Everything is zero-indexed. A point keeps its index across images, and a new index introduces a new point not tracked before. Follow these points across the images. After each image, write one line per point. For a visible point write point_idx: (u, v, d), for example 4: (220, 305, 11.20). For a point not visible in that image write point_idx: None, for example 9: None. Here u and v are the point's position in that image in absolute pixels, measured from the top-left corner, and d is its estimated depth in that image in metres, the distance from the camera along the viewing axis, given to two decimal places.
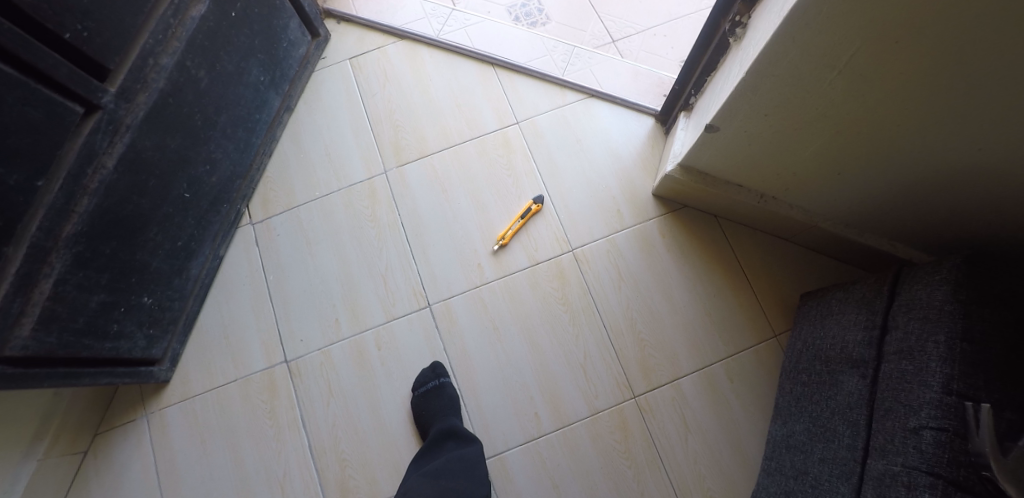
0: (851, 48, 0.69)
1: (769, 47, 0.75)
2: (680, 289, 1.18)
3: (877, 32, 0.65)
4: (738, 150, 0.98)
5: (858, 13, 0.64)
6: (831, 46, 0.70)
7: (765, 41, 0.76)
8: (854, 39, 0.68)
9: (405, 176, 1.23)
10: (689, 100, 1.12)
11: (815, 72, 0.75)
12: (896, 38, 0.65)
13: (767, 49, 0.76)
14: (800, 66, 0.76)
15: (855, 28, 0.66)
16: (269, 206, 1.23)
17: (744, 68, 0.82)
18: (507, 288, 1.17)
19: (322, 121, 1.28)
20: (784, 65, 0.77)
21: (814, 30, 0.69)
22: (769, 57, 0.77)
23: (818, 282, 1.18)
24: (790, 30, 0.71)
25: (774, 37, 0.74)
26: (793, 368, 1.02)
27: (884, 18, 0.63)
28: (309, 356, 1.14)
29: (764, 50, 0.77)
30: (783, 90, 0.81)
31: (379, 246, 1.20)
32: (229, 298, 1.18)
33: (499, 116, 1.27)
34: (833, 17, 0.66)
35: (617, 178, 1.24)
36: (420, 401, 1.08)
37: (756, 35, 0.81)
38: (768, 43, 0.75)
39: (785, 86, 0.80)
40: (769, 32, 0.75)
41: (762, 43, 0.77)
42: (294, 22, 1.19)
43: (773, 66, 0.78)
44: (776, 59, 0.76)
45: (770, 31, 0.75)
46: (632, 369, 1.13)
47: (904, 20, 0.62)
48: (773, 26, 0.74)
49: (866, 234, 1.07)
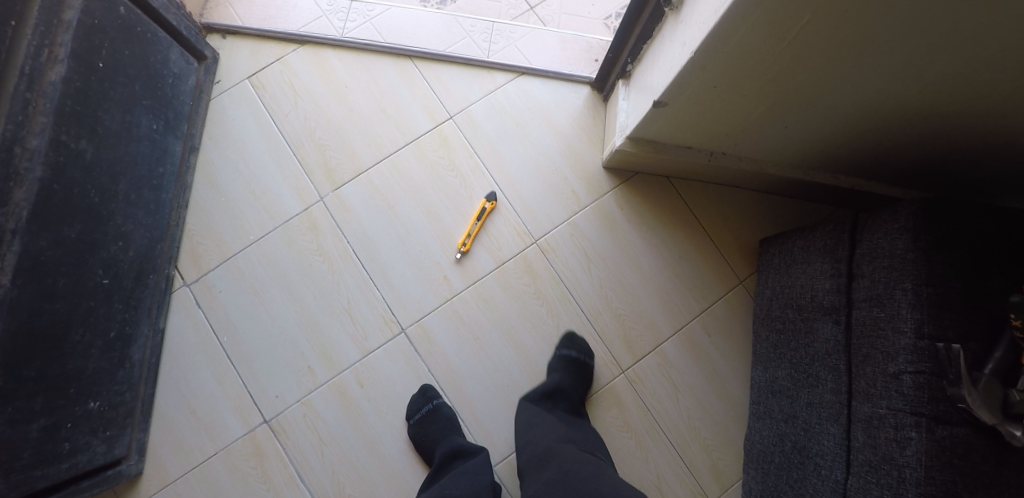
0: (800, 19, 0.67)
1: (717, 27, 0.72)
2: (647, 258, 1.18)
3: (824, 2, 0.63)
4: (687, 117, 0.96)
5: None
6: (780, 20, 0.68)
7: (712, 22, 0.73)
8: (804, 12, 0.65)
9: (344, 199, 1.14)
10: (627, 68, 1.08)
11: (763, 43, 0.73)
12: (845, 8, 0.63)
13: (716, 30, 0.73)
14: (750, 41, 0.73)
15: (806, 2, 0.64)
16: (201, 262, 1.11)
17: (692, 48, 0.79)
18: (478, 295, 1.13)
19: (236, 155, 1.15)
20: (733, 41, 0.74)
21: (764, 7, 0.66)
22: (718, 36, 0.74)
23: (772, 221, 1.22)
24: (738, 10, 0.68)
25: (721, 18, 0.70)
26: (767, 316, 1.06)
27: None
28: (290, 410, 1.08)
29: (712, 30, 0.73)
30: (731, 61, 0.78)
31: (335, 280, 1.12)
32: (184, 370, 1.08)
33: (430, 113, 1.19)
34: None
35: (565, 157, 1.19)
36: (419, 429, 1.05)
37: (700, 11, 0.77)
38: (716, 24, 0.72)
39: (733, 58, 0.77)
40: (716, 13, 0.71)
41: (710, 23, 0.74)
42: (174, 51, 1.04)
43: (721, 43, 0.75)
44: (725, 37, 0.73)
45: (717, 11, 0.71)
46: (617, 346, 1.15)
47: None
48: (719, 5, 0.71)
49: (811, 172, 1.11)
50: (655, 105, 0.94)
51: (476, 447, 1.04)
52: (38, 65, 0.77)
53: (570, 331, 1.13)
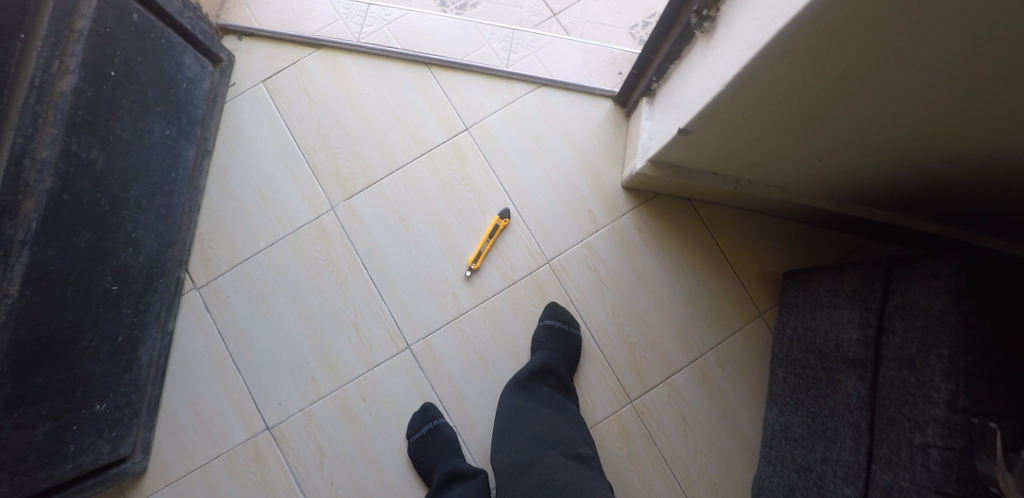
0: (846, 57, 0.60)
1: (752, 62, 0.66)
2: (663, 284, 1.13)
3: (873, 41, 0.56)
4: (713, 145, 0.90)
5: (854, 26, 0.55)
6: (822, 57, 0.61)
7: (748, 57, 0.67)
8: (851, 50, 0.59)
9: (355, 209, 1.13)
10: (652, 86, 1.02)
11: (801, 79, 0.66)
12: (898, 49, 0.57)
13: (751, 63, 0.66)
14: (786, 77, 0.67)
15: (855, 41, 0.57)
16: (211, 266, 1.12)
17: (723, 81, 0.73)
18: (486, 314, 1.10)
19: (250, 160, 1.15)
20: (768, 76, 0.67)
21: (805, 44, 0.60)
22: (752, 71, 0.68)
23: (799, 252, 1.15)
24: (776, 46, 0.62)
25: (758, 54, 0.64)
26: (786, 357, 1.00)
27: (884, 30, 0.54)
28: (292, 419, 1.08)
29: (746, 65, 0.67)
30: (764, 93, 0.72)
31: (343, 291, 1.11)
32: (192, 372, 1.09)
33: (445, 124, 1.16)
34: (829, 32, 0.57)
35: (583, 174, 1.15)
36: (417, 448, 1.03)
37: (733, 39, 0.71)
38: (751, 60, 0.66)
39: (767, 90, 0.71)
40: (752, 49, 0.65)
41: (745, 58, 0.67)
42: (188, 56, 1.05)
43: (754, 77, 0.69)
44: (760, 73, 0.67)
45: (752, 46, 0.65)
46: (626, 375, 1.10)
47: (912, 31, 0.54)
48: (755, 37, 0.64)
49: (845, 204, 1.03)
50: (679, 133, 0.89)
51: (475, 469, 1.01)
52: (48, 76, 0.77)
53: (554, 301, 1.11)
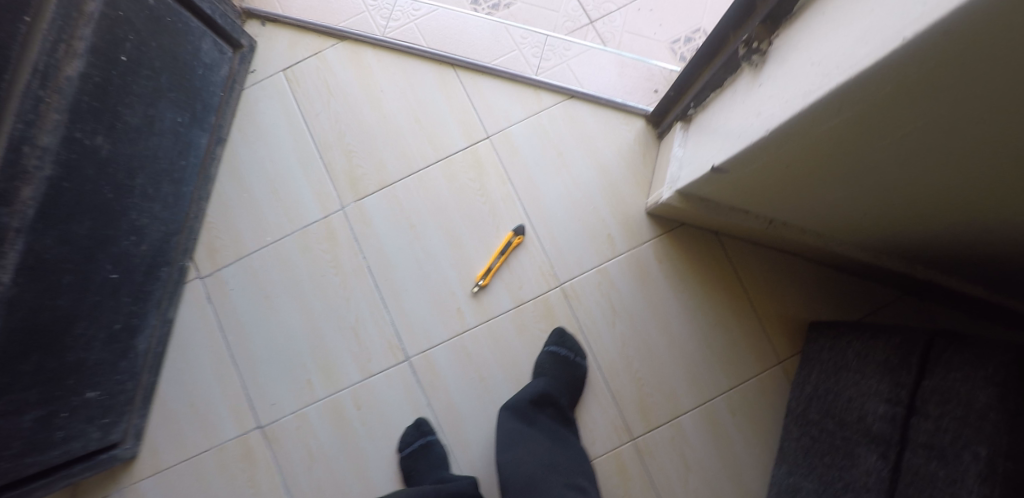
0: (909, 124, 0.52)
1: (800, 113, 0.57)
2: (678, 321, 1.07)
3: (948, 111, 0.48)
4: (747, 187, 0.83)
5: (930, 93, 0.46)
6: (883, 122, 0.53)
7: (796, 105, 0.57)
8: (917, 118, 0.50)
9: (365, 211, 1.10)
10: (688, 112, 0.94)
11: (854, 139, 0.58)
12: (976, 125, 0.48)
13: (799, 115, 0.57)
14: (836, 136, 0.58)
15: (924, 112, 0.49)
16: (217, 256, 1.10)
17: (765, 126, 0.64)
18: (490, 334, 1.06)
19: (264, 151, 1.13)
20: (815, 133, 0.59)
21: (862, 106, 0.51)
22: (799, 122, 0.58)
23: (828, 300, 1.08)
24: (828, 105, 0.53)
25: (807, 106, 0.55)
26: (803, 414, 0.94)
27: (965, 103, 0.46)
28: (285, 420, 1.06)
29: (793, 115, 0.58)
30: (808, 148, 0.64)
31: (346, 295, 1.08)
32: (189, 362, 1.08)
33: (465, 130, 1.11)
34: (892, 96, 0.48)
35: (606, 196, 1.08)
36: (407, 463, 1.01)
37: (781, 80, 0.62)
38: (799, 110, 0.56)
39: (812, 146, 0.63)
40: (803, 98, 0.56)
41: (792, 106, 0.58)
42: (206, 41, 1.02)
43: (800, 130, 0.60)
44: (807, 126, 0.58)
45: (803, 95, 0.56)
46: (630, 411, 1.06)
47: (997, 109, 0.45)
48: (806, 85, 0.55)
49: (885, 257, 0.95)
50: (710, 170, 0.80)
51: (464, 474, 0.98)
52: (53, 60, 0.74)
53: (561, 327, 1.06)
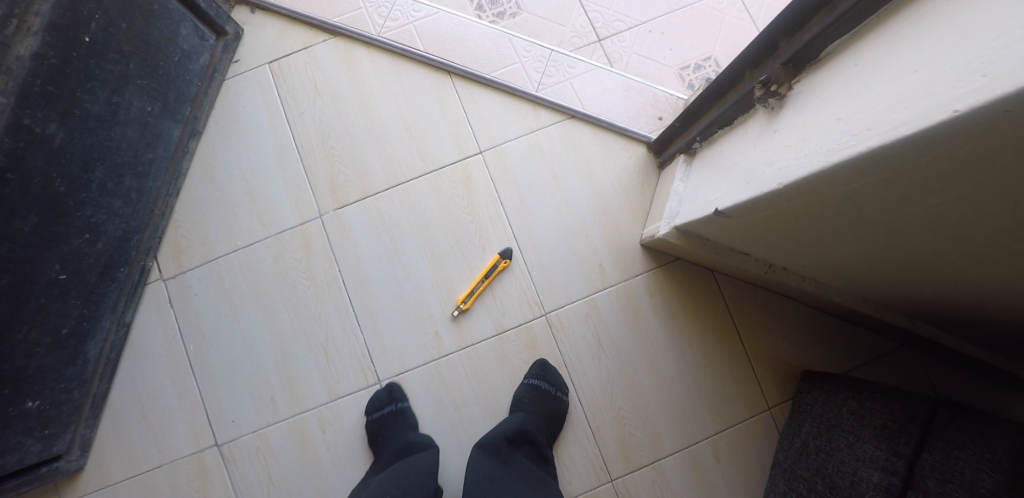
0: (942, 195, 0.47)
1: (819, 171, 0.51)
2: (666, 359, 1.03)
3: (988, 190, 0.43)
4: (750, 233, 0.78)
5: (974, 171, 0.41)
6: (909, 194, 0.48)
7: (818, 161, 0.51)
8: (952, 191, 0.45)
9: (344, 221, 1.03)
10: (693, 145, 0.89)
11: (874, 205, 0.53)
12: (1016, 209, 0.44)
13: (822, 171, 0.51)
14: (857, 197, 0.53)
15: (958, 189, 0.44)
16: (182, 258, 1.02)
17: (781, 178, 0.57)
18: (468, 361, 1.00)
19: (241, 147, 1.05)
20: (834, 192, 0.54)
21: (891, 173, 0.46)
22: (815, 181, 0.53)
23: (822, 347, 1.04)
24: (854, 168, 0.48)
25: (831, 165, 0.49)
26: (790, 469, 0.90)
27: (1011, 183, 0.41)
28: (243, 439, 0.99)
29: (811, 173, 0.53)
30: (822, 206, 0.59)
31: (318, 310, 1.01)
32: (145, 370, 1.00)
33: (458, 143, 1.06)
34: (928, 168, 0.43)
35: (600, 224, 1.03)
36: (374, 429, 0.96)
37: (799, 130, 0.56)
38: (821, 169, 0.51)
39: (827, 204, 0.58)
40: (826, 155, 0.50)
41: (813, 162, 0.52)
42: (186, 27, 0.94)
43: (819, 187, 0.54)
44: (826, 185, 0.53)
45: (827, 151, 0.50)
46: (610, 450, 1.00)
47: None
48: (830, 139, 0.50)
49: (885, 310, 0.92)
50: (714, 213, 0.75)
51: (432, 441, 0.94)
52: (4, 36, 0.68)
53: (544, 360, 1.00)
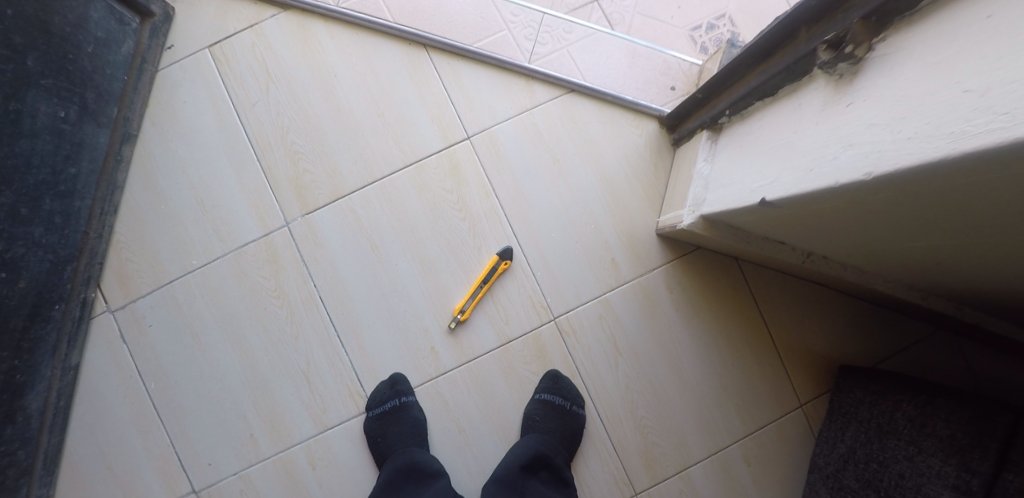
0: None
1: (934, 162, 0.39)
2: (690, 360, 0.92)
3: None
4: (797, 223, 0.66)
5: None
6: None
7: (935, 148, 0.38)
8: None
9: (316, 228, 0.90)
10: (720, 119, 0.76)
11: (992, 204, 0.42)
12: None
13: (938, 159, 0.38)
14: (974, 192, 0.41)
15: None
16: (131, 285, 0.89)
17: (869, 167, 0.45)
18: (471, 378, 0.88)
19: (187, 152, 0.91)
20: (945, 186, 0.41)
21: None
22: (921, 175, 0.41)
23: (857, 336, 0.95)
24: (990, 161, 0.35)
25: (958, 156, 0.36)
26: (835, 478, 0.82)
27: None
28: (224, 483, 0.87)
29: (919, 163, 0.40)
30: (915, 203, 0.47)
31: (294, 332, 0.88)
32: (102, 415, 0.88)
33: (441, 129, 0.91)
34: None
35: (609, 213, 0.91)
36: (376, 426, 0.86)
37: (890, 104, 0.43)
38: (941, 159, 0.38)
39: (924, 202, 0.46)
40: (951, 140, 0.37)
41: (926, 149, 0.39)
42: (97, 8, 0.78)
43: (925, 180, 0.41)
44: (933, 178, 0.41)
45: (945, 140, 0.37)
46: (634, 463, 0.91)
47: None
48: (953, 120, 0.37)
49: (931, 297, 0.83)
50: (758, 203, 0.62)
51: (440, 466, 0.83)
52: None
53: (557, 371, 0.89)
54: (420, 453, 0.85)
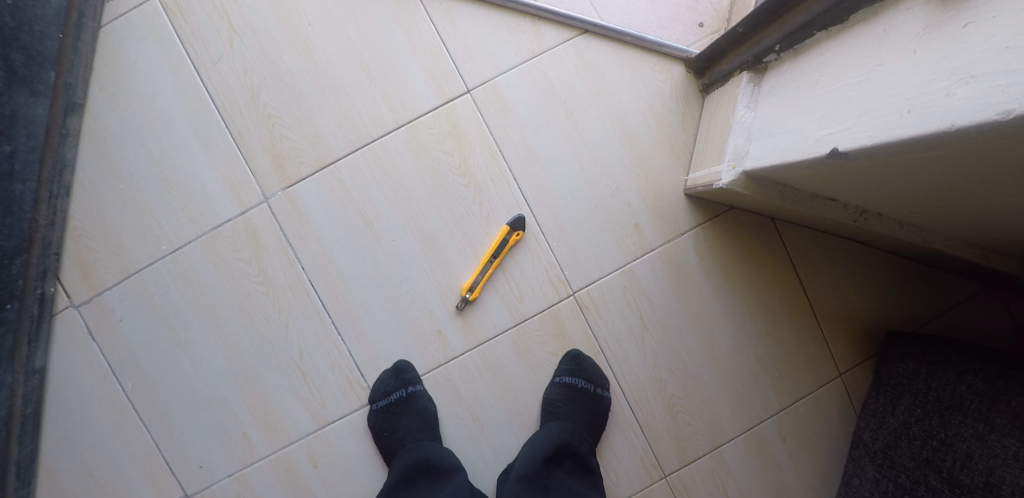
0: None
1: None
2: (722, 330, 0.82)
3: None
4: (865, 175, 0.55)
5: None
6: None
7: None
8: None
9: (299, 202, 0.79)
10: (767, 57, 0.65)
11: None
12: None
13: None
14: None
15: None
16: (94, 277, 0.79)
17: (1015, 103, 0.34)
18: (484, 363, 0.80)
19: (144, 121, 0.79)
20: None
21: None
22: None
23: (903, 296, 0.82)
24: None
25: None
26: (884, 455, 0.72)
27: None
28: (218, 487, 0.79)
29: None
30: None
31: (283, 321, 0.79)
32: (77, 420, 0.79)
33: (436, 82, 0.80)
34: None
35: (631, 172, 0.81)
36: (382, 420, 0.78)
37: None
38: None
39: None
40: None
41: None
42: None
43: None
44: None
45: None
46: (662, 444, 0.81)
47: None
48: None
49: (993, 255, 0.71)
50: (828, 154, 0.52)
51: (456, 461, 0.76)
52: None
53: (578, 351, 0.80)
54: (432, 447, 0.77)
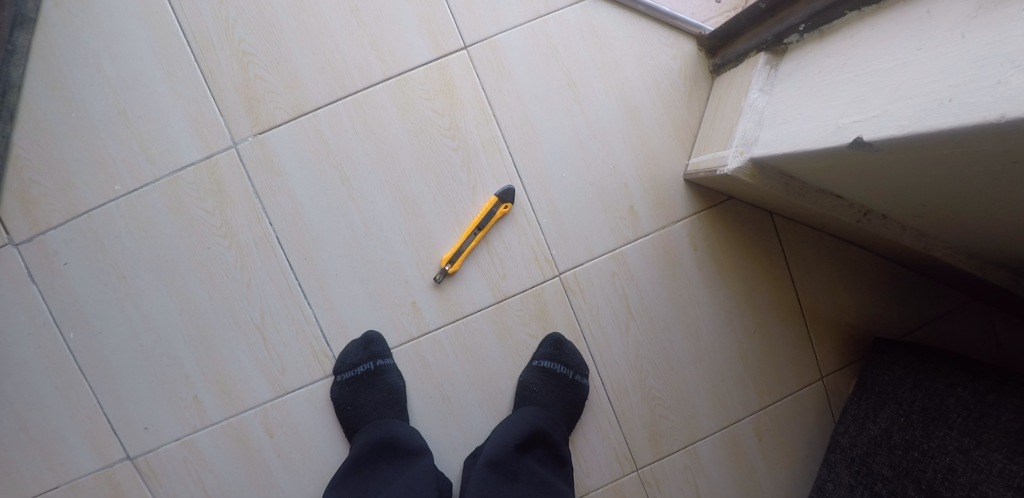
0: None
1: None
2: (709, 324, 0.79)
3: None
4: (883, 172, 0.52)
5: None
6: None
7: None
8: None
9: (271, 152, 0.72)
10: (789, 38, 0.61)
11: None
12: None
13: None
14: None
15: None
16: (37, 213, 0.71)
17: None
18: (458, 340, 0.75)
19: (104, 46, 0.71)
20: None
21: None
22: None
23: (894, 305, 0.80)
24: None
25: None
26: (862, 462, 0.70)
27: None
28: (164, 450, 0.73)
29: None
30: None
31: (245, 279, 0.73)
32: (11, 368, 0.73)
33: (430, 34, 0.73)
34: None
35: (630, 150, 0.76)
36: (346, 393, 0.73)
37: None
38: None
39: None
40: None
41: None
42: None
43: None
44: None
45: None
46: (638, 436, 0.78)
47: None
48: None
49: (989, 267, 0.66)
50: (852, 144, 0.48)
51: (422, 443, 0.72)
52: None
53: (559, 336, 0.76)
54: (398, 426, 0.73)
